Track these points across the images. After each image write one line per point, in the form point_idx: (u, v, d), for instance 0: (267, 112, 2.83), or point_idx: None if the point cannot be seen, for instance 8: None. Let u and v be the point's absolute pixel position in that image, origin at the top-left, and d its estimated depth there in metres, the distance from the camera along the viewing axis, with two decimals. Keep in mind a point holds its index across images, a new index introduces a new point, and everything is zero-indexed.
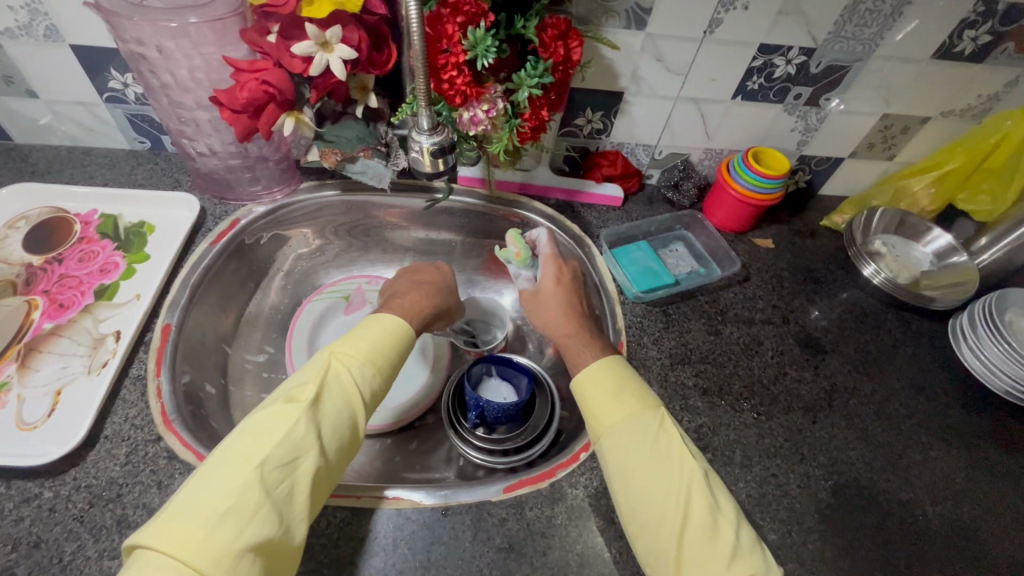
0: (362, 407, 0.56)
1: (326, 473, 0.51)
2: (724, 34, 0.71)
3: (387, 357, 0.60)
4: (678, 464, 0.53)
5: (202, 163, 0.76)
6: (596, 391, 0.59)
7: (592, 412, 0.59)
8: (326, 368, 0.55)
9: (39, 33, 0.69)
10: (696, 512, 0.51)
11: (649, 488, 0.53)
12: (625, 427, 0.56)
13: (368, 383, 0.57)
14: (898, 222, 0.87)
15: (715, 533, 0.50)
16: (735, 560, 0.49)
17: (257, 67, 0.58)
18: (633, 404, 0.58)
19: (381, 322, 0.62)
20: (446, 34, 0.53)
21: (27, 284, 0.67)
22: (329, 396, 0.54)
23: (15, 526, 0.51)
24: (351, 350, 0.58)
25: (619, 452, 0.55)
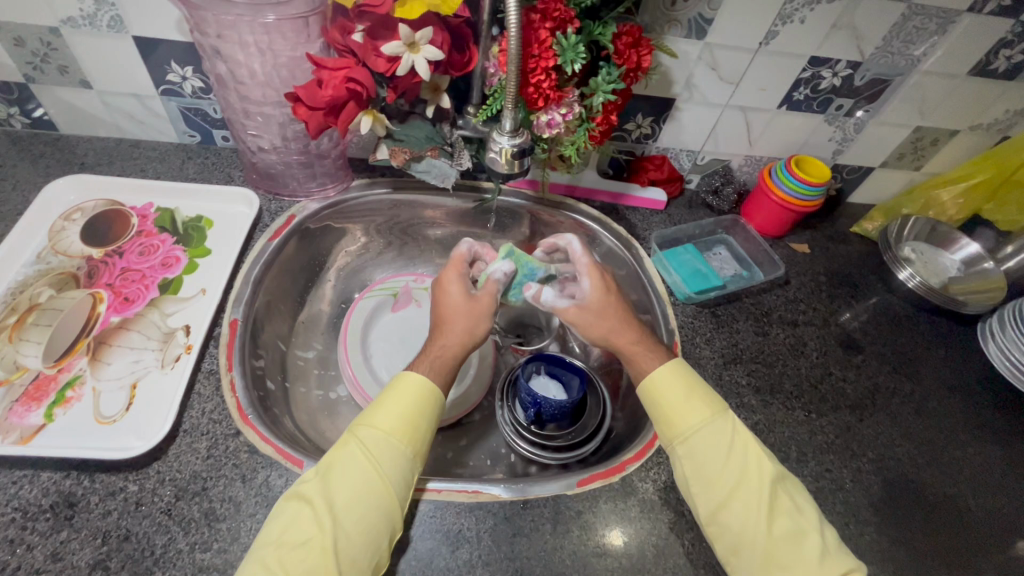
0: (380, 472, 0.53)
1: (355, 552, 0.49)
2: (778, 46, 0.74)
3: (405, 421, 0.57)
4: (758, 467, 0.57)
5: (259, 158, 0.76)
6: (672, 396, 0.61)
7: (666, 417, 0.61)
8: (341, 445, 0.55)
9: (103, 24, 0.69)
10: (781, 514, 0.55)
11: (733, 490, 0.56)
12: (702, 433, 0.59)
13: (382, 453, 0.54)
14: (929, 230, 0.91)
15: (802, 531, 0.54)
16: (824, 557, 0.53)
17: (340, 65, 0.59)
18: (708, 410, 0.60)
19: (399, 382, 0.59)
20: (537, 39, 0.55)
21: (90, 277, 0.67)
22: (339, 475, 0.52)
23: (104, 520, 0.51)
24: (368, 421, 0.57)
25: (700, 456, 0.58)
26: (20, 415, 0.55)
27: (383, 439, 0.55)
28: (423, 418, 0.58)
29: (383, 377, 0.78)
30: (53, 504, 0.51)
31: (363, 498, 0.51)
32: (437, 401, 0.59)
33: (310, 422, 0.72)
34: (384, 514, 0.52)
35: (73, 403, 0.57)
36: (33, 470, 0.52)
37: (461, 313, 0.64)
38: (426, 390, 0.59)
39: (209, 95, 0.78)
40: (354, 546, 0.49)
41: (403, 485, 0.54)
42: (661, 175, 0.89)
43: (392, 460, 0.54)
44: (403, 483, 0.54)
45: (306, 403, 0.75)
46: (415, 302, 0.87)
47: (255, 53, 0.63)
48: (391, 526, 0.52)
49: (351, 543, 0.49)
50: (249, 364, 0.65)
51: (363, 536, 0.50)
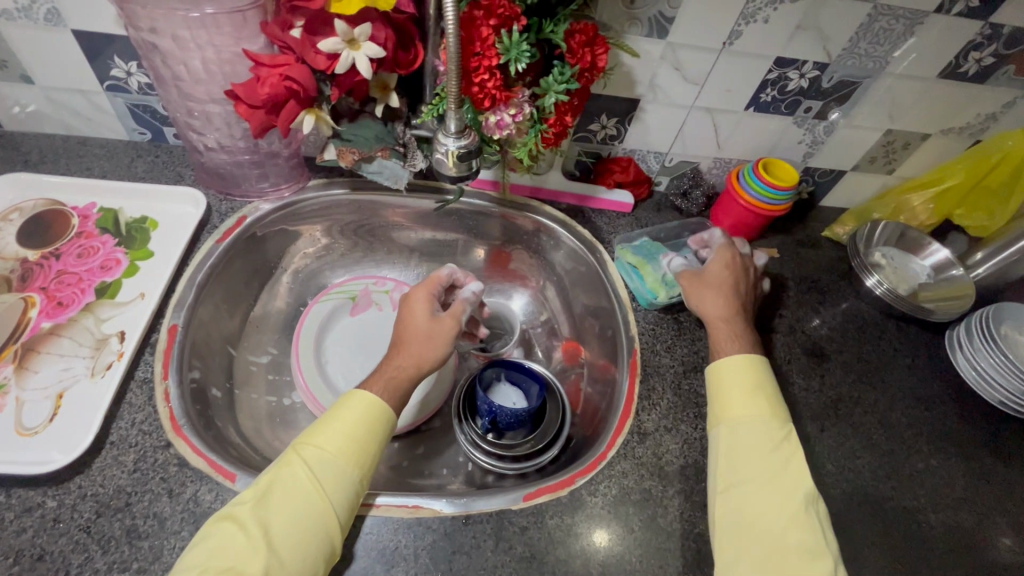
0: (322, 494, 0.50)
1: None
2: (743, 46, 0.72)
3: (353, 439, 0.54)
4: (793, 477, 0.56)
5: (207, 157, 0.73)
6: (729, 381, 0.62)
7: (717, 400, 0.62)
8: (282, 462, 0.53)
9: (40, 16, 0.66)
10: (800, 528, 0.53)
11: (755, 486, 0.56)
12: (749, 423, 0.59)
13: (325, 473, 0.52)
14: (897, 237, 0.90)
15: (817, 551, 0.52)
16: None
17: (279, 62, 0.57)
18: (770, 411, 0.60)
19: (348, 399, 0.57)
20: (480, 37, 0.53)
21: (23, 281, 0.64)
22: (277, 496, 0.50)
23: (17, 538, 0.48)
24: (312, 439, 0.54)
25: (738, 441, 0.59)
26: None
27: (327, 458, 0.53)
28: (373, 435, 0.56)
29: (335, 384, 0.76)
30: None
31: (301, 520, 0.49)
32: (387, 419, 0.57)
33: (257, 431, 0.70)
34: (322, 537, 0.49)
35: None
36: None
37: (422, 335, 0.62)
38: (378, 408, 0.56)
39: (156, 91, 0.75)
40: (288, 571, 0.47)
41: (344, 505, 0.52)
42: (627, 177, 0.87)
43: (335, 480, 0.52)
44: (345, 505, 0.52)
45: (254, 410, 0.72)
46: (375, 306, 0.85)
47: (193, 48, 0.61)
48: (329, 549, 0.50)
49: (284, 568, 0.47)
50: (188, 372, 0.63)
51: (297, 560, 0.47)
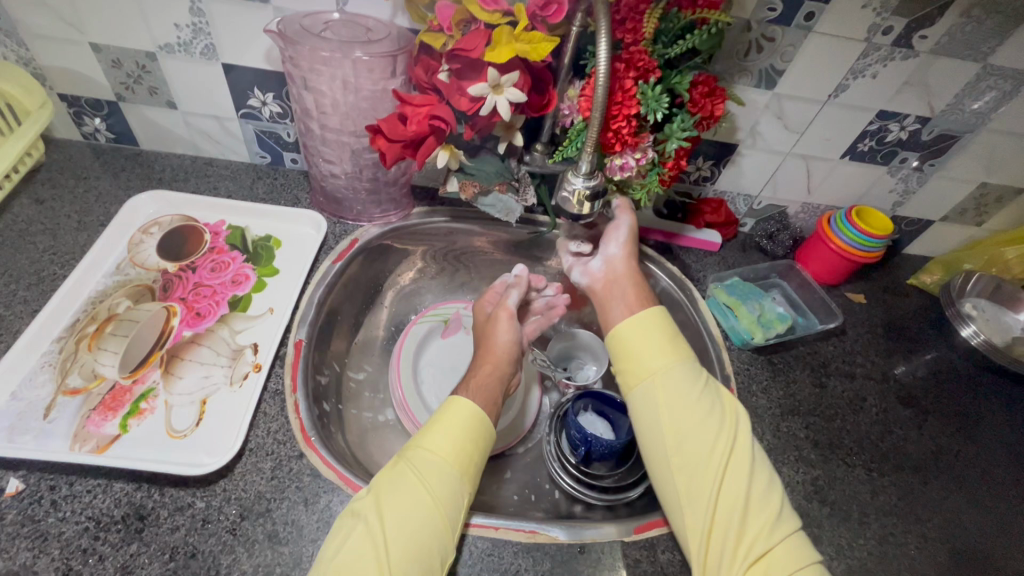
0: (432, 492, 0.54)
1: (410, 572, 0.49)
2: (847, 99, 0.74)
3: (457, 443, 0.58)
4: (717, 412, 0.62)
5: (329, 183, 0.78)
6: (642, 341, 0.66)
7: (633, 362, 0.66)
8: (397, 467, 0.56)
9: (197, 50, 0.73)
10: (729, 455, 0.59)
11: (687, 431, 0.61)
12: (668, 374, 0.64)
13: (434, 474, 0.55)
14: (993, 289, 0.89)
15: (747, 471, 0.59)
16: (766, 500, 0.58)
17: (425, 103, 0.61)
18: (678, 353, 0.66)
19: (450, 407, 0.62)
20: (621, 88, 0.57)
21: (164, 291, 0.69)
22: (394, 495, 0.53)
23: (172, 535, 0.51)
24: (422, 444, 0.58)
25: (664, 394, 0.63)
26: (96, 424, 0.56)
27: (437, 462, 0.57)
28: (473, 442, 0.60)
29: (432, 405, 0.78)
30: (124, 515, 0.52)
31: (416, 515, 0.52)
32: (486, 429, 0.61)
33: (362, 445, 0.73)
34: (439, 537, 0.52)
35: (146, 415, 0.58)
36: (106, 480, 0.54)
37: (504, 349, 0.72)
38: (476, 418, 0.61)
39: (285, 120, 0.81)
40: (408, 564, 0.49)
41: (456, 510, 0.54)
42: (717, 218, 0.89)
43: (444, 481, 0.55)
44: (454, 507, 0.54)
45: (358, 425, 0.75)
46: (465, 329, 0.88)
47: (341, 86, 0.66)
48: (444, 552, 0.52)
49: (404, 560, 0.49)
50: (311, 385, 0.67)
51: (416, 554, 0.50)
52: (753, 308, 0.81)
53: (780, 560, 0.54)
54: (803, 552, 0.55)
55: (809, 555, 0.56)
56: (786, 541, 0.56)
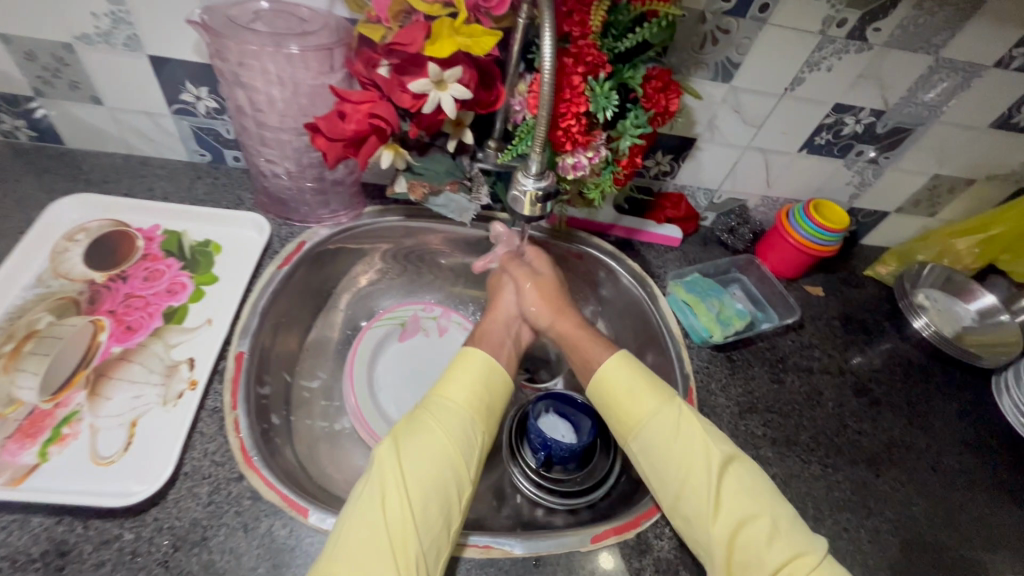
0: (447, 434, 0.58)
1: (426, 501, 0.53)
2: (804, 92, 0.74)
3: (474, 391, 0.62)
4: (704, 451, 0.60)
5: (271, 183, 0.74)
6: (620, 390, 0.65)
7: (621, 412, 0.65)
8: (416, 411, 0.61)
9: (119, 42, 0.67)
10: (736, 498, 0.58)
11: (687, 482, 0.59)
12: (654, 422, 0.62)
13: (449, 416, 0.59)
14: (945, 279, 0.91)
15: (756, 507, 0.58)
16: (779, 532, 0.56)
17: (365, 100, 0.57)
18: (658, 399, 0.64)
19: (464, 357, 0.65)
20: (570, 85, 0.55)
21: (91, 303, 0.64)
22: (410, 444, 0.57)
23: (97, 571, 0.48)
24: (441, 391, 0.62)
25: (653, 446, 0.62)
26: (12, 453, 0.53)
27: (451, 407, 0.60)
28: (489, 390, 0.63)
29: (388, 412, 0.75)
30: (44, 552, 0.49)
31: (432, 455, 0.56)
32: (501, 377, 0.65)
33: (314, 459, 0.69)
34: (452, 470, 0.56)
35: (69, 441, 0.54)
36: (24, 515, 0.50)
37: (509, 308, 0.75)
38: (492, 367, 0.64)
39: (223, 116, 0.76)
40: (426, 497, 0.54)
41: (469, 446, 0.59)
42: (677, 214, 0.88)
43: (457, 422, 0.59)
44: (467, 446, 0.58)
45: (309, 436, 0.72)
46: (423, 332, 0.84)
47: (276, 82, 0.62)
48: (459, 484, 0.56)
49: (421, 495, 0.53)
50: (254, 400, 0.63)
51: (431, 492, 0.54)
52: (713, 304, 0.80)
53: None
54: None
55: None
56: (818, 570, 0.54)
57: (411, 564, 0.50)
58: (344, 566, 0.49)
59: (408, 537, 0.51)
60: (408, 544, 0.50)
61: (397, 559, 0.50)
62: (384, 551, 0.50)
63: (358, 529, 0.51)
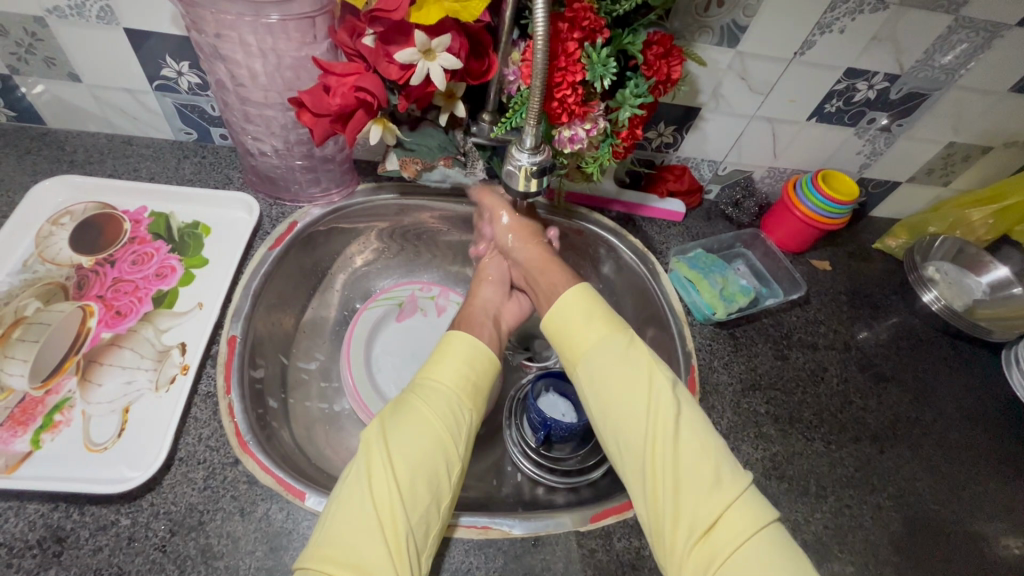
0: (432, 414, 0.57)
1: (413, 481, 0.52)
2: (814, 56, 0.70)
3: (459, 369, 0.60)
4: (643, 380, 0.58)
5: (260, 162, 0.72)
6: (567, 321, 0.62)
7: (565, 341, 0.62)
8: (402, 395, 0.59)
9: (92, 14, 0.64)
10: (670, 432, 0.55)
11: (622, 408, 0.57)
12: (597, 349, 0.60)
13: (435, 397, 0.58)
14: (956, 252, 0.88)
15: (687, 443, 0.55)
16: (705, 463, 0.54)
17: (350, 72, 0.55)
18: (605, 332, 0.61)
19: (448, 339, 0.63)
20: (566, 52, 0.52)
21: (79, 288, 0.63)
22: (396, 428, 0.55)
23: (94, 557, 0.48)
24: (429, 373, 0.60)
25: (596, 373, 0.59)
26: (5, 441, 0.52)
27: (438, 388, 0.59)
28: (477, 370, 0.62)
29: (386, 393, 0.74)
30: (40, 539, 0.48)
31: (420, 435, 0.55)
32: (488, 356, 0.63)
33: (312, 441, 0.69)
34: (440, 450, 0.55)
35: (61, 428, 0.54)
36: (19, 502, 0.50)
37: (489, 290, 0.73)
38: (478, 347, 0.63)
39: (207, 92, 0.73)
40: (413, 475, 0.53)
41: (456, 425, 0.57)
42: (681, 186, 0.85)
43: (444, 402, 0.58)
44: (455, 425, 0.57)
45: (306, 417, 0.71)
46: (420, 312, 0.83)
47: (257, 54, 0.59)
48: (448, 463, 0.56)
49: (408, 477, 0.52)
50: (249, 385, 0.62)
51: (420, 474, 0.53)
52: (715, 281, 0.78)
53: (726, 533, 0.51)
54: (752, 515, 0.52)
55: (762, 516, 0.52)
56: (732, 508, 0.52)
57: (401, 543, 0.49)
58: (334, 550, 0.48)
59: (397, 518, 0.50)
60: (397, 525, 0.50)
61: (385, 540, 0.49)
62: (373, 534, 0.49)
63: (348, 523, 0.50)
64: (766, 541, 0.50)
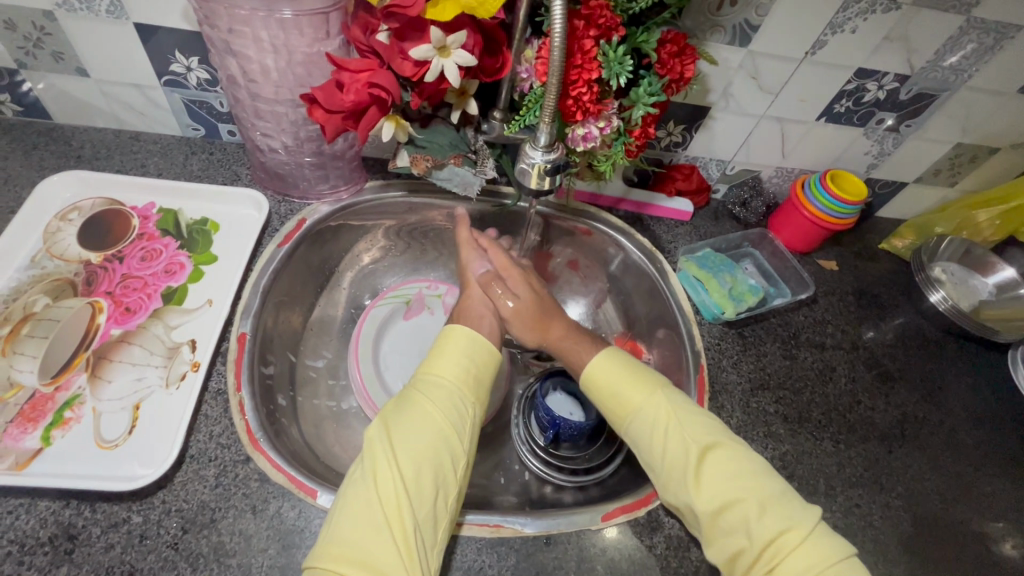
0: (434, 409, 0.56)
1: (418, 475, 0.52)
2: (826, 56, 0.70)
3: (460, 364, 0.60)
4: (686, 433, 0.58)
5: (269, 158, 0.71)
6: (606, 386, 0.63)
7: (607, 404, 0.63)
8: (404, 392, 0.59)
9: (102, 8, 0.63)
10: (719, 482, 0.55)
11: (674, 469, 0.57)
12: (639, 410, 0.61)
13: (437, 392, 0.58)
14: (962, 253, 0.89)
15: (744, 489, 0.55)
16: (766, 506, 0.54)
17: (363, 68, 0.54)
18: (637, 392, 0.62)
19: (449, 334, 0.63)
20: (581, 49, 0.52)
21: (88, 285, 0.63)
22: (399, 424, 0.55)
23: (106, 554, 0.48)
24: (430, 368, 0.60)
25: (640, 437, 0.60)
26: (15, 438, 0.52)
27: (441, 382, 0.59)
28: (477, 363, 0.62)
29: (395, 391, 0.74)
30: (52, 536, 0.48)
31: (423, 431, 0.55)
32: (488, 350, 0.63)
33: (320, 438, 0.69)
34: (444, 444, 0.55)
35: (72, 425, 0.54)
36: (30, 499, 0.50)
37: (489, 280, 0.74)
38: (478, 341, 0.63)
39: (215, 88, 0.72)
40: (418, 470, 0.53)
41: (460, 419, 0.57)
42: (689, 186, 0.85)
43: (447, 396, 0.58)
44: (457, 419, 0.57)
45: (315, 415, 0.71)
46: (428, 310, 0.83)
47: (269, 50, 0.58)
48: (453, 457, 0.55)
49: (414, 472, 0.52)
50: (259, 382, 0.62)
51: (425, 469, 0.53)
52: (725, 280, 0.78)
53: (795, 572, 0.50)
54: (825, 552, 0.51)
55: (836, 551, 0.52)
56: (803, 543, 0.52)
57: (408, 538, 0.49)
58: (343, 547, 0.48)
59: (403, 514, 0.50)
60: (404, 520, 0.49)
61: (394, 536, 0.49)
62: (381, 530, 0.49)
63: (355, 521, 0.50)
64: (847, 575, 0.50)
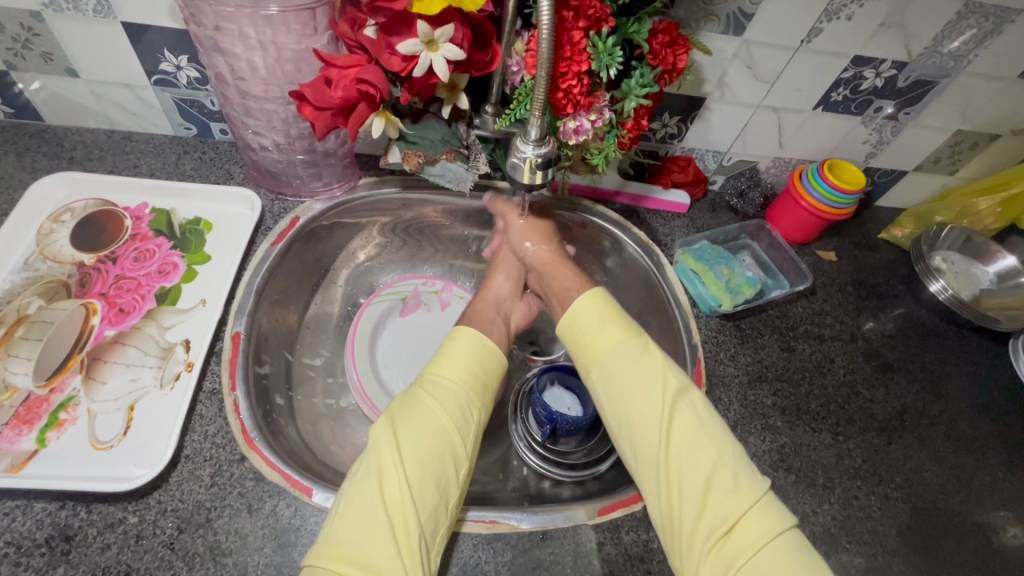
0: (444, 414, 0.56)
1: (424, 478, 0.52)
2: (821, 44, 0.69)
3: (468, 366, 0.60)
4: (654, 383, 0.58)
5: (261, 156, 0.71)
6: (585, 325, 0.63)
7: (580, 348, 0.63)
8: (409, 392, 0.59)
9: (89, 8, 0.63)
10: (681, 438, 0.56)
11: (636, 412, 0.57)
12: (613, 355, 0.60)
13: (445, 394, 0.58)
14: (963, 241, 0.88)
15: (704, 445, 0.55)
16: (718, 466, 0.54)
17: (351, 64, 0.54)
18: (614, 337, 0.61)
19: (455, 335, 0.63)
20: (571, 41, 0.51)
21: (82, 286, 0.63)
22: (406, 424, 0.55)
23: (103, 554, 0.48)
24: (437, 370, 0.60)
25: (612, 378, 0.59)
26: (10, 440, 0.52)
27: (449, 385, 0.59)
28: (486, 368, 0.61)
29: (392, 389, 0.74)
30: (48, 537, 0.48)
31: (430, 433, 0.55)
32: (495, 355, 0.63)
33: (318, 436, 0.69)
34: (450, 449, 0.55)
35: (67, 426, 0.54)
36: (26, 500, 0.50)
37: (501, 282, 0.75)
38: (486, 345, 0.62)
39: (206, 86, 0.72)
40: (423, 473, 0.52)
41: (465, 424, 0.57)
42: (686, 177, 0.84)
43: (454, 399, 0.58)
44: (464, 424, 0.57)
45: (312, 413, 0.71)
46: (425, 306, 0.82)
47: (256, 47, 0.58)
48: (456, 461, 0.55)
49: (417, 475, 0.52)
50: (254, 381, 0.62)
51: (428, 472, 0.53)
52: (721, 273, 0.78)
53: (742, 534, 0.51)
54: (768, 521, 0.52)
55: (778, 522, 0.52)
56: (748, 513, 0.52)
57: (411, 542, 0.49)
58: (343, 547, 0.48)
59: (406, 515, 0.50)
60: (407, 524, 0.49)
61: (398, 541, 0.48)
62: (383, 534, 0.49)
63: (357, 523, 0.49)
64: (784, 546, 0.50)
